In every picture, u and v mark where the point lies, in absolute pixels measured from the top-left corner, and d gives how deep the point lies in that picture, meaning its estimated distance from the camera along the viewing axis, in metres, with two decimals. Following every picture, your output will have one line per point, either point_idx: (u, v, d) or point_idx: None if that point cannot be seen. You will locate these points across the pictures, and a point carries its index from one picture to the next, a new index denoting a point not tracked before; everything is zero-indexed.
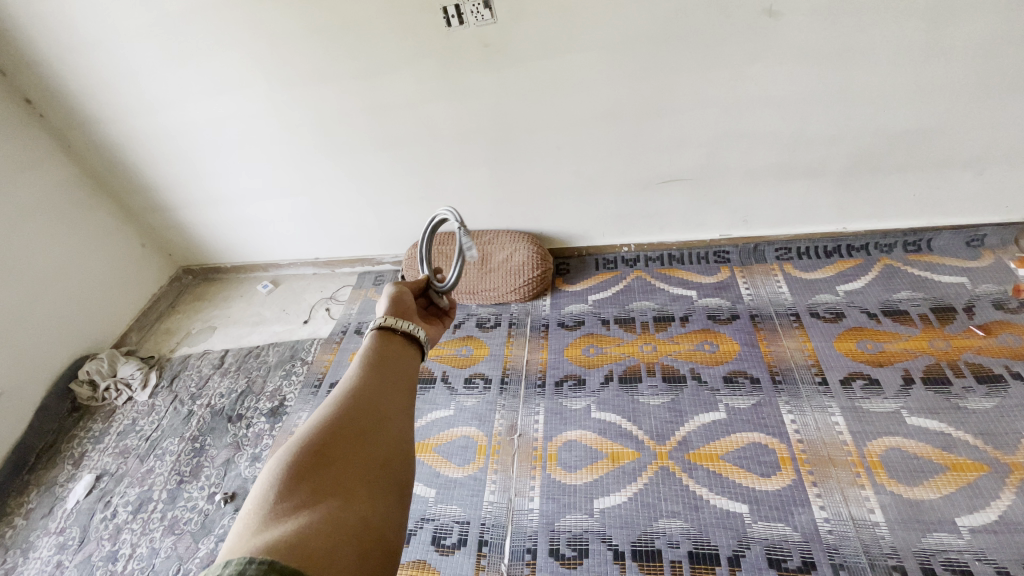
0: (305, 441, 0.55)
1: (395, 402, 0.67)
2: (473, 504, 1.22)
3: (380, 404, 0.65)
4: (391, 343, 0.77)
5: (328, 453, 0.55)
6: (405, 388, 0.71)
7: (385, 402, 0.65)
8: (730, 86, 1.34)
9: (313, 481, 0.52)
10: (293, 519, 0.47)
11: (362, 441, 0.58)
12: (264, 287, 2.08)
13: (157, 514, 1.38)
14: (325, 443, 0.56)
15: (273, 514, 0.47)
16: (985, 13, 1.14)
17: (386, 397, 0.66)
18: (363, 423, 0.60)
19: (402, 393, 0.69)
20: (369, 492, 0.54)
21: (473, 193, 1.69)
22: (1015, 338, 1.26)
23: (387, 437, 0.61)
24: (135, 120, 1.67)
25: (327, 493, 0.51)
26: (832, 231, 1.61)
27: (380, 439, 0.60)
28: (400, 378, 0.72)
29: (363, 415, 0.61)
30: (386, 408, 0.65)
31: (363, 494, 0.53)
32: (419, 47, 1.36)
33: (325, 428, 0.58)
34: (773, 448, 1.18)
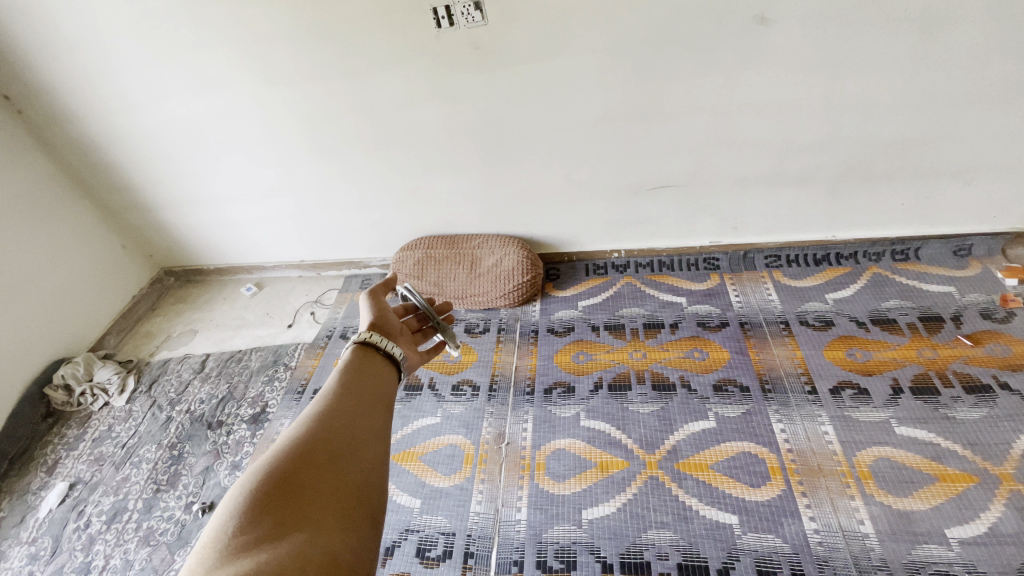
0: (272, 467, 0.54)
1: (371, 423, 0.65)
2: (459, 515, 1.19)
3: (355, 426, 0.63)
4: (372, 360, 0.76)
5: (295, 481, 0.53)
6: (382, 407, 0.69)
7: (361, 424, 0.63)
8: (721, 92, 1.33)
9: (280, 511, 0.50)
10: (253, 555, 0.45)
11: (333, 467, 0.56)
12: (247, 290, 2.03)
13: (132, 525, 1.33)
14: (292, 470, 0.54)
15: (232, 549, 0.46)
16: (975, 25, 1.14)
17: (361, 418, 0.64)
18: (335, 447, 0.58)
19: (379, 413, 0.67)
20: (339, 521, 0.52)
21: (463, 196, 1.67)
22: (1003, 347, 1.27)
23: (361, 461, 0.59)
24: (116, 118, 1.63)
25: (293, 524, 0.49)
26: (821, 239, 1.62)
27: (353, 464, 0.58)
28: (377, 397, 0.70)
29: (335, 438, 0.59)
30: (360, 430, 0.62)
31: (333, 523, 0.51)
32: (409, 47, 1.33)
33: (293, 453, 0.56)
34: (763, 457, 1.17)
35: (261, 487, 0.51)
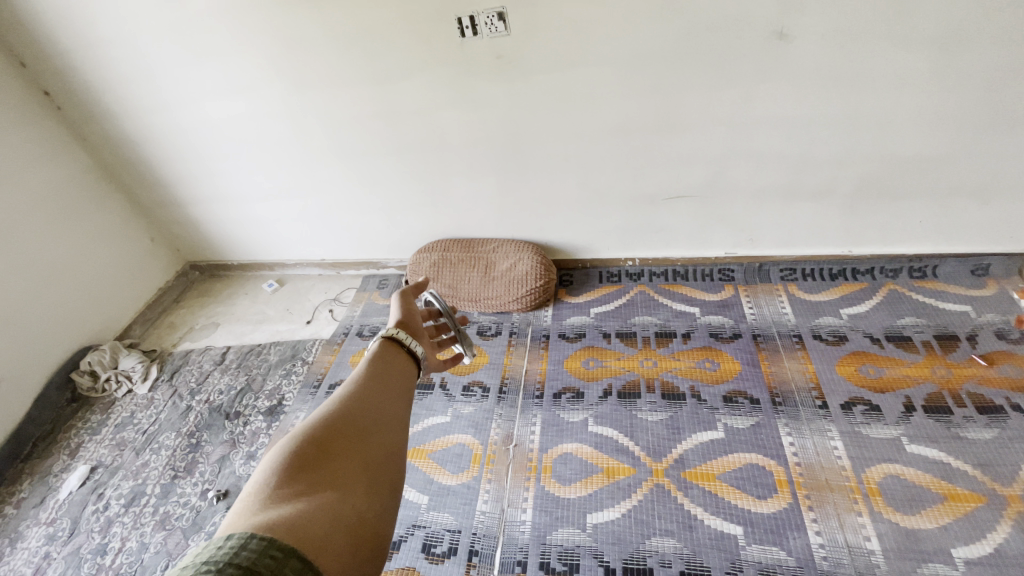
0: (307, 434, 0.57)
1: (395, 407, 0.67)
2: (465, 513, 1.21)
3: (381, 406, 0.66)
4: (398, 350, 0.79)
5: (328, 448, 0.56)
6: (406, 392, 0.72)
7: (387, 405, 0.66)
8: (739, 106, 1.34)
9: (312, 473, 0.53)
10: (289, 506, 0.48)
11: (361, 440, 0.59)
12: (268, 286, 2.09)
13: (149, 509, 1.38)
14: (325, 438, 0.57)
15: (270, 499, 0.49)
16: (998, 44, 1.14)
17: (387, 401, 0.67)
18: (363, 423, 0.61)
19: (403, 398, 0.70)
20: (365, 487, 0.54)
21: (480, 201, 1.70)
22: (1018, 369, 1.25)
23: (387, 438, 0.62)
24: (151, 117, 1.70)
25: (325, 485, 0.52)
26: (838, 254, 1.61)
27: (380, 440, 0.61)
28: (401, 382, 0.73)
29: (364, 415, 0.62)
30: (386, 411, 0.65)
31: (360, 488, 0.54)
32: (433, 55, 1.38)
33: (326, 424, 0.59)
34: (770, 470, 1.17)
35: (296, 449, 0.55)
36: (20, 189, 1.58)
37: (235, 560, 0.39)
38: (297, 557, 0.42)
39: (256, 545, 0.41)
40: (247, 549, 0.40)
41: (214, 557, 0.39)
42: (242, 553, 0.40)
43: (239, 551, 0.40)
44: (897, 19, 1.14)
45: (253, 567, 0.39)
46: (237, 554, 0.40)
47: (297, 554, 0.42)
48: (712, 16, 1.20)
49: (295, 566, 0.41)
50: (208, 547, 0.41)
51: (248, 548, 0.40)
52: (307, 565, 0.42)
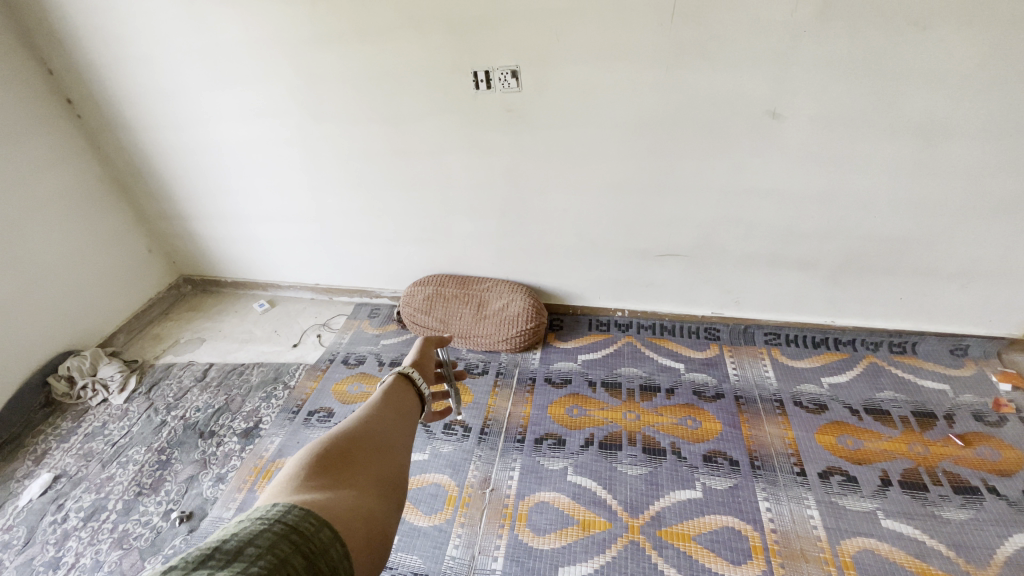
0: (328, 443, 0.62)
1: (403, 432, 0.72)
2: (435, 557, 1.18)
3: (394, 429, 0.70)
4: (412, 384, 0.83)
5: (346, 456, 0.61)
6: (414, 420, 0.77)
7: (399, 428, 0.71)
8: (732, 175, 1.42)
9: (333, 473, 0.58)
10: (313, 497, 0.52)
11: (376, 453, 0.64)
12: (259, 306, 2.09)
13: (108, 525, 1.33)
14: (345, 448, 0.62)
15: (296, 491, 0.53)
16: (972, 141, 1.23)
17: (398, 425, 0.72)
18: (378, 440, 0.66)
19: (411, 425, 0.74)
20: (379, 491, 0.59)
21: (479, 241, 1.75)
22: (993, 451, 1.27)
23: (397, 455, 0.66)
24: (167, 133, 1.76)
25: (345, 484, 0.57)
26: (821, 322, 1.65)
27: (391, 455, 0.65)
28: (410, 411, 0.77)
29: (378, 434, 0.67)
30: (397, 433, 0.70)
31: (374, 491, 0.58)
32: (447, 101, 1.45)
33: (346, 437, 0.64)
34: (746, 534, 1.16)
35: (319, 454, 0.60)
36: (30, 189, 1.60)
37: (283, 519, 0.47)
38: (327, 528, 0.48)
39: (299, 512, 0.48)
40: (292, 513, 0.48)
41: (266, 515, 0.47)
42: (288, 516, 0.47)
43: (286, 513, 0.48)
44: (880, 110, 1.23)
45: (297, 526, 0.46)
46: (284, 515, 0.47)
47: (327, 526, 0.48)
48: (711, 91, 1.29)
49: (326, 534, 0.47)
50: (258, 510, 0.48)
51: (292, 514, 0.48)
52: (335, 537, 0.48)
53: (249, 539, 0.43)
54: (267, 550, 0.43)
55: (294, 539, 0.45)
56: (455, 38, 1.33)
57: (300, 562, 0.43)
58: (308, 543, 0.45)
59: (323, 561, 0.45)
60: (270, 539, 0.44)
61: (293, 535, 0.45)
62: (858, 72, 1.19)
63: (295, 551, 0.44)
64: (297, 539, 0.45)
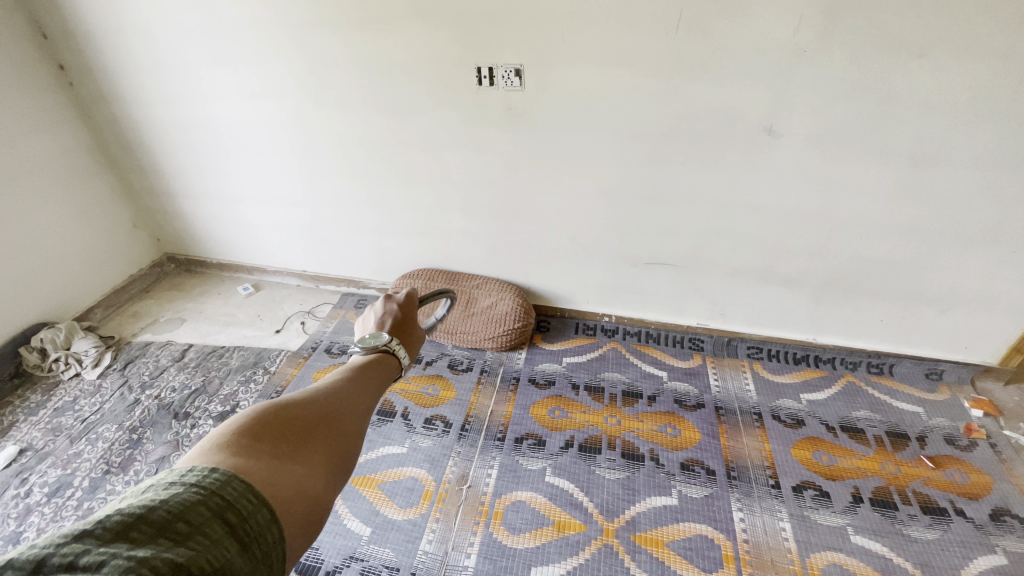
0: (280, 407, 0.57)
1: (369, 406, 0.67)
2: (407, 551, 1.17)
3: (356, 400, 0.66)
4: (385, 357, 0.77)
5: (298, 424, 0.57)
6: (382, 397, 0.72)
7: (362, 398, 0.67)
8: (726, 188, 1.43)
9: (282, 443, 0.54)
10: (256, 462, 0.48)
11: (332, 426, 0.60)
12: (244, 289, 2.06)
13: (73, 502, 1.29)
14: (298, 414, 0.58)
15: (238, 451, 0.49)
16: (960, 169, 1.26)
17: (363, 393, 0.68)
18: (340, 412, 0.62)
19: (375, 394, 0.70)
20: (327, 470, 0.55)
21: (471, 237, 1.74)
22: (962, 475, 1.30)
23: (355, 430, 0.62)
24: (161, 107, 1.73)
25: (292, 455, 0.53)
26: (803, 340, 1.68)
27: (348, 429, 0.61)
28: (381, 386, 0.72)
29: (342, 405, 0.63)
30: (360, 403, 0.66)
31: (323, 469, 0.55)
32: (449, 95, 1.45)
33: (301, 404, 0.60)
34: (718, 543, 1.17)
35: (269, 417, 0.55)
36: (14, 154, 1.56)
37: (220, 492, 0.42)
38: (267, 509, 0.44)
39: (239, 485, 0.44)
40: (231, 486, 0.43)
41: (202, 481, 0.42)
42: (226, 487, 0.42)
43: (224, 484, 0.43)
44: (872, 133, 1.26)
45: (235, 503, 0.42)
46: (222, 486, 0.42)
47: (267, 506, 0.44)
48: (708, 104, 1.30)
49: (264, 517, 0.43)
50: (195, 471, 0.44)
51: (231, 485, 0.43)
52: (273, 520, 0.44)
53: (178, 513, 0.39)
54: (197, 529, 0.39)
55: (228, 519, 0.41)
56: (462, 33, 1.33)
57: (232, 546, 0.39)
58: (243, 525, 0.41)
59: (258, 546, 0.42)
60: (201, 516, 0.40)
61: (228, 514, 0.41)
62: (853, 95, 1.22)
63: (228, 533, 0.40)
64: (231, 520, 0.41)
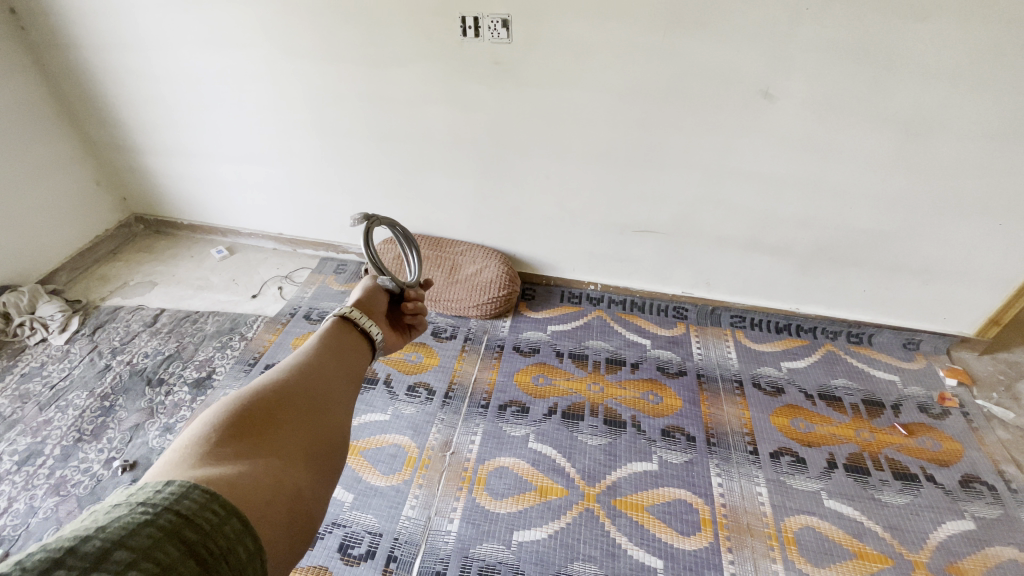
0: (254, 397, 0.56)
1: (343, 388, 0.66)
2: (390, 516, 1.17)
3: (332, 384, 0.65)
4: (349, 337, 0.76)
5: (276, 415, 0.55)
6: (356, 377, 0.71)
7: (338, 383, 0.66)
8: (718, 153, 1.39)
9: (259, 437, 0.52)
10: (228, 465, 0.47)
11: (310, 413, 0.59)
12: (217, 252, 1.98)
13: (44, 471, 1.25)
14: (275, 405, 0.57)
15: (207, 456, 0.47)
16: (955, 139, 1.24)
17: (340, 377, 0.67)
18: (313, 399, 0.61)
19: (353, 378, 0.70)
20: (308, 461, 0.54)
21: (455, 201, 1.68)
22: (934, 442, 1.34)
23: (336, 416, 0.62)
24: (121, 54, 1.60)
25: (268, 450, 0.51)
26: (786, 309, 1.68)
27: (325, 415, 0.60)
28: (352, 367, 0.71)
29: (315, 391, 0.62)
30: (334, 387, 0.64)
31: (303, 460, 0.53)
32: (432, 47, 1.36)
33: (273, 395, 0.58)
34: (697, 507, 1.20)
35: (244, 410, 0.54)
36: None
37: (174, 507, 0.39)
38: (237, 517, 0.42)
39: (199, 497, 0.40)
40: (189, 499, 0.40)
41: (151, 500, 0.39)
42: (181, 502, 0.39)
43: (180, 498, 0.40)
44: (869, 99, 1.23)
45: (193, 518, 0.39)
46: (178, 501, 0.39)
47: (237, 514, 0.42)
48: (704, 63, 1.25)
49: (233, 527, 0.41)
50: (145, 489, 0.40)
51: (188, 498, 0.40)
52: (244, 531, 0.42)
53: (119, 539, 0.35)
54: (146, 553, 0.35)
55: (185, 537, 0.37)
56: None
57: (191, 569, 0.37)
58: (204, 543, 0.38)
59: (223, 565, 0.39)
60: (151, 538, 0.36)
61: (185, 532, 0.38)
62: (852, 58, 1.17)
63: (185, 554, 0.37)
64: (189, 537, 0.37)
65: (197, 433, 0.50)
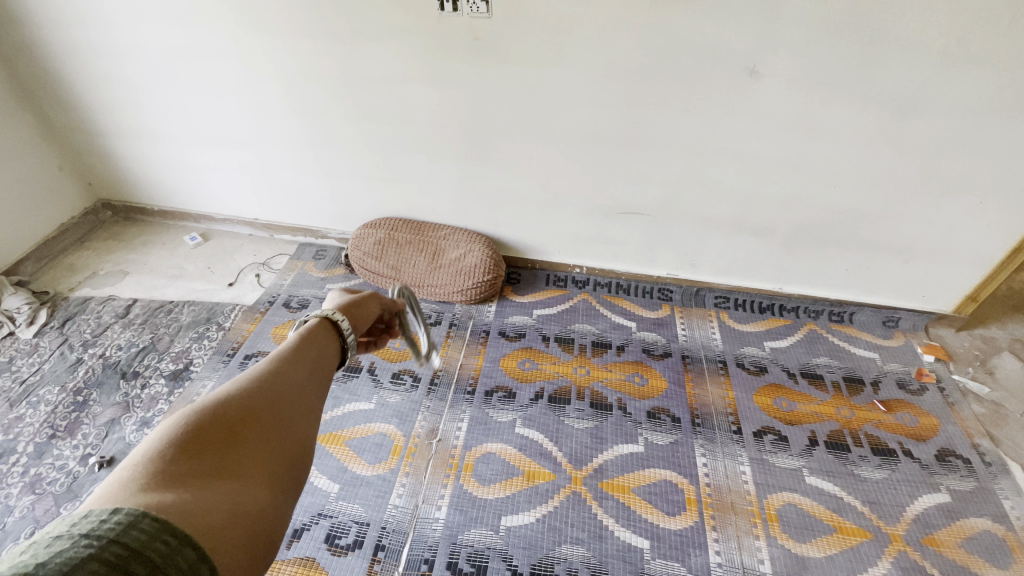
0: (214, 408, 0.53)
1: (308, 398, 0.64)
2: (377, 506, 1.17)
3: (298, 394, 0.63)
4: (322, 340, 0.73)
5: (238, 430, 0.53)
6: (322, 384, 0.69)
7: (304, 392, 0.64)
8: (704, 133, 1.37)
9: (218, 454, 0.50)
10: (182, 488, 0.44)
11: (274, 425, 0.57)
12: (191, 238, 1.91)
13: (17, 469, 1.21)
14: (237, 418, 0.54)
15: (161, 476, 0.44)
16: (939, 117, 1.24)
17: (307, 390, 0.65)
18: (278, 410, 0.58)
19: (320, 388, 0.67)
20: (269, 479, 0.52)
21: (436, 183, 1.64)
22: (911, 417, 1.37)
23: (300, 431, 0.59)
24: (78, 30, 1.51)
25: (227, 471, 0.49)
26: (770, 289, 1.69)
27: (290, 428, 0.58)
28: (319, 373, 0.69)
29: (280, 403, 0.59)
30: (300, 397, 0.62)
31: (264, 479, 0.51)
32: (409, 23, 1.30)
33: (235, 405, 0.55)
34: (682, 488, 1.21)
35: (205, 423, 0.51)
36: None
37: (122, 539, 0.37)
38: (191, 546, 0.40)
39: (149, 525, 0.38)
40: (138, 528, 0.38)
41: (97, 530, 0.37)
42: (131, 532, 0.37)
43: (127, 528, 0.38)
44: (856, 76, 1.21)
45: (142, 550, 0.37)
46: (126, 531, 0.37)
47: (190, 543, 0.40)
48: (691, 39, 1.21)
49: (187, 557, 0.39)
50: (90, 517, 0.38)
51: (138, 528, 0.38)
52: (199, 559, 0.40)
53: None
54: None
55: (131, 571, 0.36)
56: None
57: None
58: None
59: None
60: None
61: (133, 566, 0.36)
62: (839, 35, 1.15)
63: None
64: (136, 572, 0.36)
65: (150, 447, 0.47)
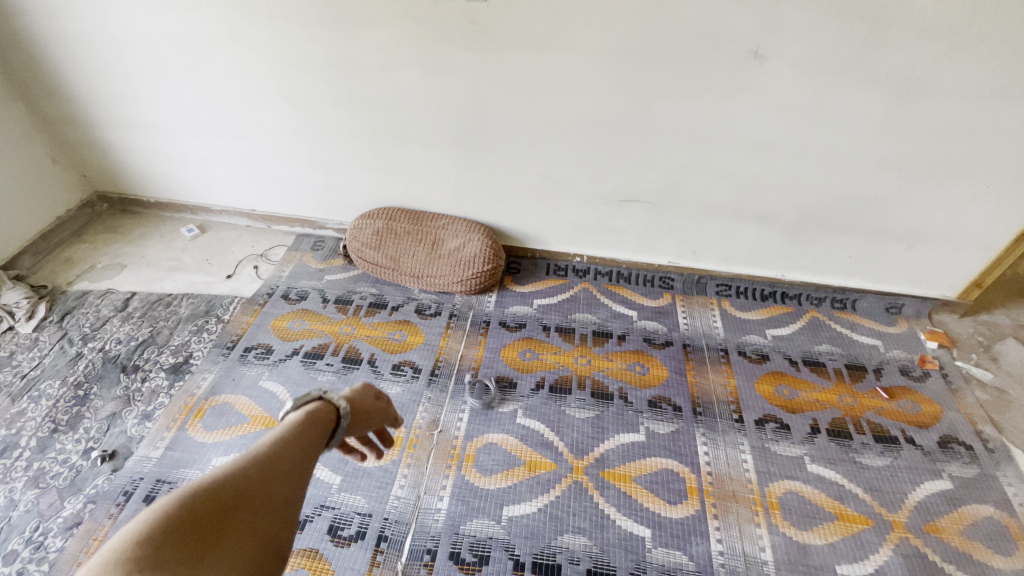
0: (197, 501, 0.58)
1: (289, 487, 0.69)
2: (379, 497, 1.17)
3: (279, 483, 0.67)
4: (317, 416, 0.78)
5: (215, 524, 0.58)
6: (308, 473, 0.73)
7: (287, 479, 0.68)
8: (706, 118, 1.35)
9: (195, 548, 0.54)
10: None
11: (250, 519, 0.61)
12: (188, 230, 1.89)
13: (20, 464, 1.21)
14: (215, 512, 0.59)
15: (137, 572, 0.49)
16: (946, 100, 1.21)
17: (291, 478, 0.69)
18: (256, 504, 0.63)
19: (304, 476, 0.72)
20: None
21: (434, 172, 1.62)
22: (913, 404, 1.37)
23: (272, 526, 0.64)
24: (67, 19, 1.47)
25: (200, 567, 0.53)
26: (772, 276, 1.68)
27: (265, 518, 0.63)
28: (309, 459, 0.73)
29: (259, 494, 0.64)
30: (279, 489, 0.67)
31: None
32: (403, 8, 1.27)
33: (216, 499, 0.60)
34: (683, 476, 1.21)
35: (185, 517, 0.56)
36: None
37: None
38: None
39: None
40: None
41: None
42: None
43: None
44: (863, 59, 1.18)
45: None
46: None
47: None
48: (693, 21, 1.18)
49: None
50: None
51: None
52: None
53: None
54: None
55: None
56: None
57: None
58: None
59: None
60: None
61: None
62: (845, 16, 1.12)
63: None
64: None
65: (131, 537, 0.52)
